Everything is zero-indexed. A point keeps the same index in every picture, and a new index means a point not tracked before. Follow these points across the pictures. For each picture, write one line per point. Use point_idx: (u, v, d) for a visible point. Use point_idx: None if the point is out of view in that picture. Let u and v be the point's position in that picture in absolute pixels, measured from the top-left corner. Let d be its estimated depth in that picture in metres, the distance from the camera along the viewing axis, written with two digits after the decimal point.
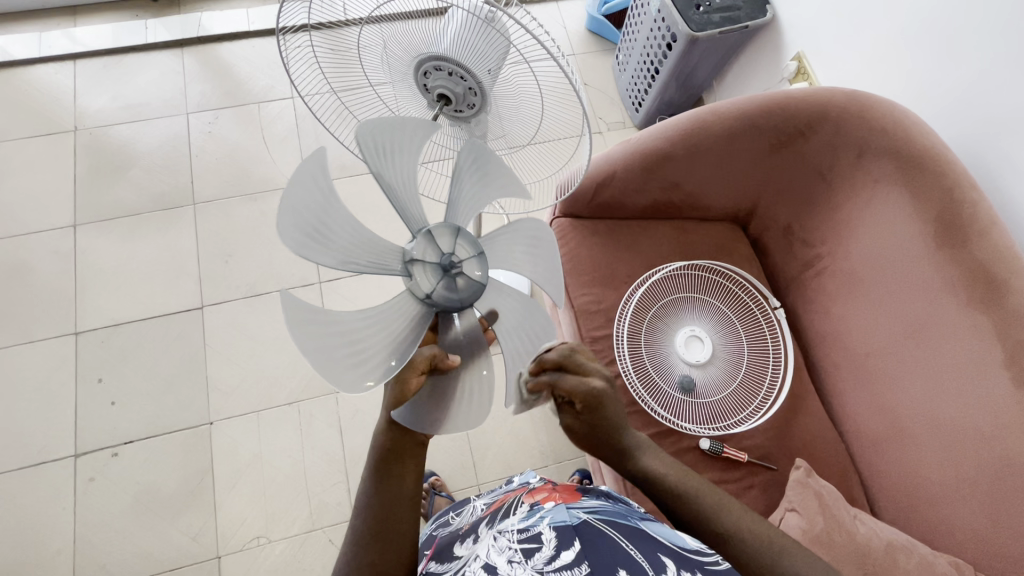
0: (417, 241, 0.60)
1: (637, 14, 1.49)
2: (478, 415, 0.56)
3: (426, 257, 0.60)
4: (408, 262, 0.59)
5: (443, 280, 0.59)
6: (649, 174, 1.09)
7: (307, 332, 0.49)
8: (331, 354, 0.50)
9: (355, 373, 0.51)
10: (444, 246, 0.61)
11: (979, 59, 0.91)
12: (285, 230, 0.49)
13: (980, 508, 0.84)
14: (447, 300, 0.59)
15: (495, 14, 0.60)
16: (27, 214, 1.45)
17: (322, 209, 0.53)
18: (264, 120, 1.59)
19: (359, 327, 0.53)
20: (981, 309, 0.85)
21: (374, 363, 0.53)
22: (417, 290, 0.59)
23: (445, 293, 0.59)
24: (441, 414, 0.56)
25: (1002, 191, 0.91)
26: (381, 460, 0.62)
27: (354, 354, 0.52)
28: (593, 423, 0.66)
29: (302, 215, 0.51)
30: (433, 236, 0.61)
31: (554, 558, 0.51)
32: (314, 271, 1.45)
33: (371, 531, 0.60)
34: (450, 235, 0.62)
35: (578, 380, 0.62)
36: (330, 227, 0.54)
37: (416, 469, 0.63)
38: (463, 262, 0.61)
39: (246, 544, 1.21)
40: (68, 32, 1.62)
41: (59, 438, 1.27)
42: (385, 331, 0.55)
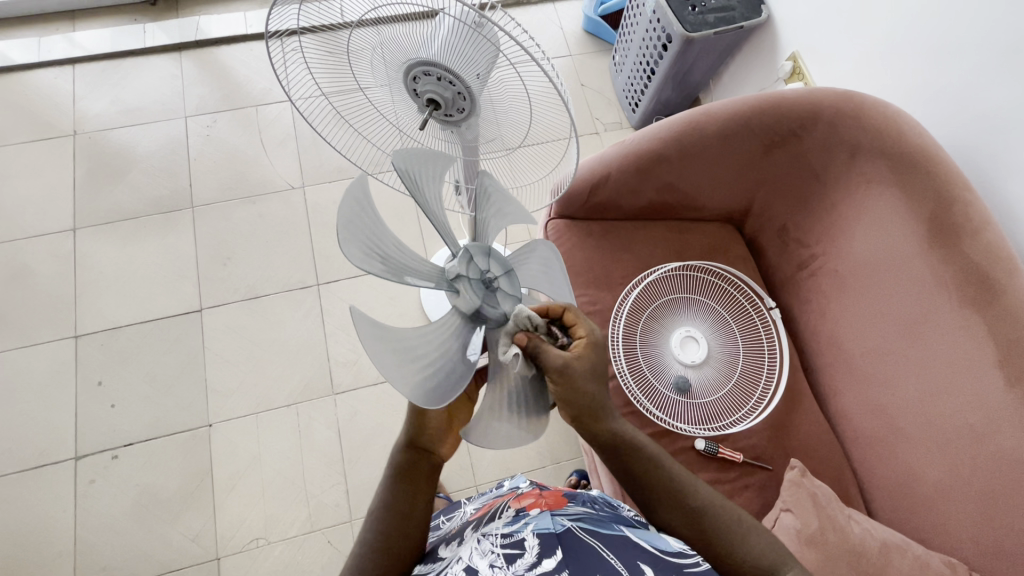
0: (458, 259, 0.62)
1: (633, 15, 1.50)
2: (529, 434, 0.61)
3: (468, 272, 0.62)
4: (450, 280, 0.61)
5: (487, 295, 0.61)
6: (642, 175, 1.09)
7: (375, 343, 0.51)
8: (398, 362, 0.52)
9: (421, 382, 0.54)
10: (482, 264, 0.63)
11: (972, 57, 0.91)
12: (343, 244, 0.52)
13: (975, 508, 0.84)
14: (496, 316, 0.61)
15: (482, 20, 0.62)
16: (27, 218, 1.46)
17: (372, 227, 0.55)
18: (261, 122, 1.60)
19: (416, 339, 0.55)
20: (975, 309, 0.85)
21: (435, 371, 0.55)
22: (464, 307, 0.61)
23: (493, 309, 0.61)
24: (495, 430, 0.59)
25: (996, 189, 0.91)
26: (396, 474, 0.65)
27: (417, 363, 0.54)
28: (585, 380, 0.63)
29: (355, 229, 0.54)
30: (471, 255, 0.63)
31: (535, 565, 0.52)
32: (312, 273, 1.46)
33: (378, 541, 0.63)
34: (484, 254, 0.64)
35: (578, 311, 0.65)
36: (381, 246, 0.56)
37: (429, 486, 0.65)
38: (498, 279, 0.63)
39: (245, 545, 1.22)
40: (67, 36, 1.63)
41: (59, 440, 1.28)
42: (443, 341, 0.58)
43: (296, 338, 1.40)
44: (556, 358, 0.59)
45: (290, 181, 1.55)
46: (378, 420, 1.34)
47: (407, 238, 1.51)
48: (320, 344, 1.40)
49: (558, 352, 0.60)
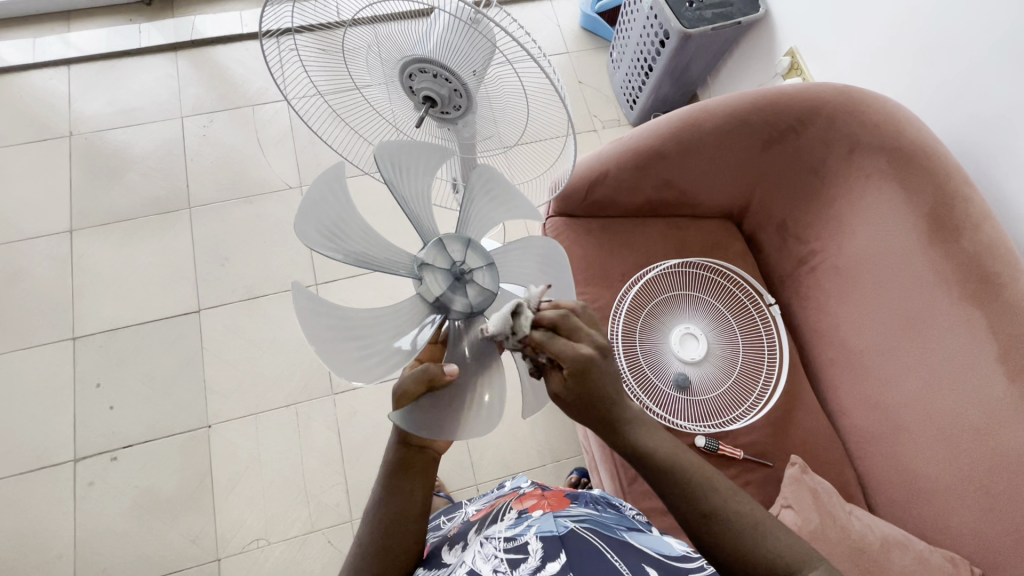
0: (428, 249, 0.61)
1: (630, 12, 1.49)
2: (486, 426, 0.57)
3: (438, 263, 0.60)
4: (419, 267, 0.60)
5: (455, 286, 0.59)
6: (640, 172, 1.08)
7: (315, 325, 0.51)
8: (339, 342, 0.51)
9: (364, 364, 0.52)
10: (456, 254, 0.61)
11: (970, 52, 0.90)
12: (300, 229, 0.53)
13: (976, 503, 0.84)
14: (464, 309, 0.59)
15: (478, 16, 0.61)
16: (24, 220, 1.46)
17: (339, 216, 0.57)
18: (258, 122, 1.60)
19: (368, 323, 0.55)
20: (974, 303, 0.85)
21: (382, 355, 0.54)
22: (429, 295, 0.59)
23: (461, 301, 0.59)
24: (448, 423, 0.56)
25: (996, 184, 0.90)
26: (392, 473, 0.63)
27: (364, 347, 0.53)
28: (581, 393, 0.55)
29: (319, 216, 0.55)
30: (445, 245, 0.62)
31: (539, 569, 0.51)
32: (310, 272, 1.46)
33: (377, 543, 0.62)
34: (461, 245, 0.62)
35: (564, 343, 0.54)
36: (346, 231, 0.57)
37: (426, 484, 0.64)
38: (474, 272, 0.61)
39: (245, 546, 1.22)
40: (63, 37, 1.63)
41: (58, 442, 1.27)
42: (396, 329, 0.56)
43: (294, 338, 1.40)
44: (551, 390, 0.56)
45: (288, 181, 1.54)
46: (378, 420, 1.33)
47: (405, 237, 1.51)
48: None
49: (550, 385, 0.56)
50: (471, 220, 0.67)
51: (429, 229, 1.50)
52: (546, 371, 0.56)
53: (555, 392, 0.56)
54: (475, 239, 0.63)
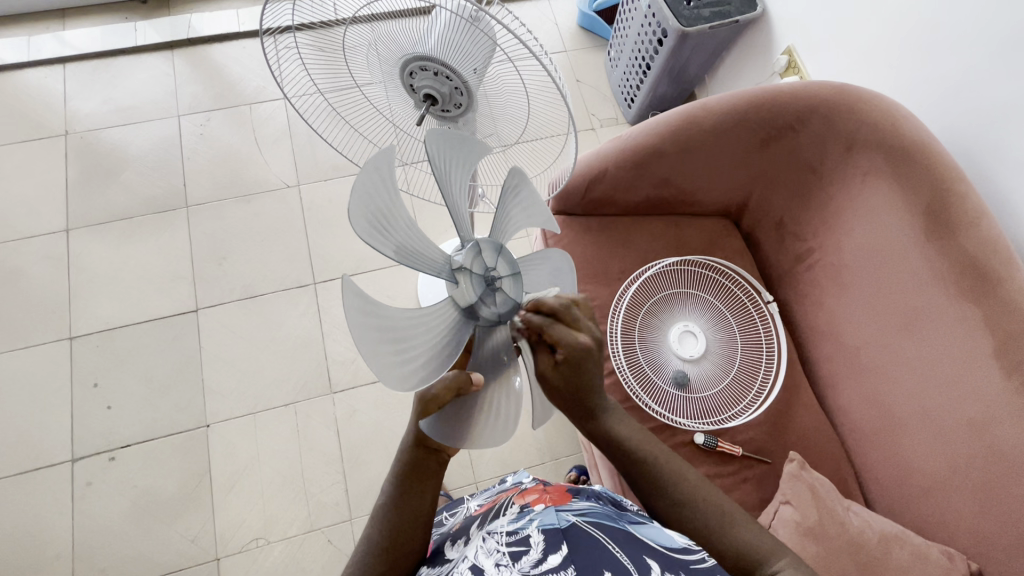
0: (466, 252, 0.60)
1: (628, 10, 1.49)
2: (504, 435, 0.56)
3: (474, 268, 0.59)
4: (455, 270, 0.59)
5: (487, 292, 0.59)
6: (639, 171, 1.09)
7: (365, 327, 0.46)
8: (379, 346, 0.47)
9: (403, 371, 0.49)
10: (489, 261, 0.61)
11: (967, 51, 0.91)
12: (354, 218, 0.47)
13: (972, 498, 0.85)
14: (492, 316, 0.59)
15: (479, 13, 0.61)
16: (19, 220, 1.45)
17: (386, 204, 0.51)
18: (255, 121, 1.59)
19: (406, 325, 0.51)
20: (971, 300, 0.85)
21: (416, 360, 0.51)
22: (462, 300, 0.58)
23: (490, 309, 0.59)
24: (467, 430, 0.56)
25: (994, 181, 0.91)
26: (403, 476, 0.62)
27: (403, 352, 0.50)
28: (573, 381, 0.61)
29: (368, 203, 0.49)
30: (481, 250, 0.61)
31: (541, 561, 0.51)
32: (309, 272, 1.46)
33: (382, 545, 0.62)
34: (494, 252, 0.62)
35: (565, 330, 0.60)
36: (392, 222, 0.52)
37: (434, 487, 0.63)
38: (503, 280, 0.62)
39: (244, 546, 1.22)
40: (57, 35, 1.62)
41: (56, 442, 1.27)
42: (433, 333, 0.54)
43: (292, 337, 1.39)
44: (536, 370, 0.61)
45: (285, 180, 1.54)
46: (377, 419, 1.34)
47: None
48: (318, 343, 1.40)
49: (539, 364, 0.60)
50: (503, 222, 0.65)
51: (427, 227, 1.49)
52: (537, 353, 0.61)
53: (542, 374, 0.60)
54: (506, 247, 0.64)
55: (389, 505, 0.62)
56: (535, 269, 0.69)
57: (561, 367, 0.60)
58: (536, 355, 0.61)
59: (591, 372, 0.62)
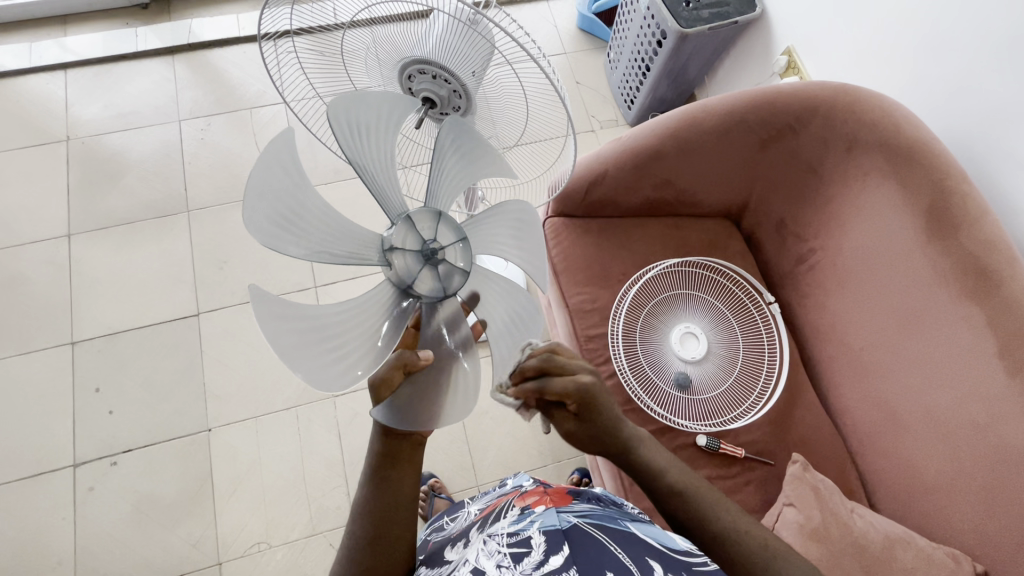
0: (395, 230, 0.59)
1: (627, 12, 1.49)
2: (466, 410, 0.58)
3: (408, 245, 0.59)
4: (389, 250, 0.58)
5: (424, 267, 0.59)
6: (639, 172, 1.09)
7: (280, 329, 0.48)
8: (299, 345, 0.49)
9: (331, 366, 0.51)
10: (426, 232, 0.60)
11: (968, 51, 0.91)
12: (252, 223, 0.48)
13: (976, 499, 0.84)
14: (432, 291, 0.60)
15: (477, 16, 0.61)
16: (21, 226, 1.45)
17: (293, 199, 0.52)
18: (256, 125, 1.59)
19: (333, 321, 0.53)
20: (973, 300, 0.85)
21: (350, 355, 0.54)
22: (398, 279, 0.59)
23: (430, 283, 0.60)
24: (425, 412, 0.56)
25: (996, 181, 0.90)
26: (379, 460, 0.62)
27: (330, 346, 0.52)
28: (590, 426, 0.64)
29: (271, 203, 0.50)
30: (409, 228, 0.60)
31: (542, 562, 0.51)
32: (310, 275, 1.45)
33: (367, 537, 0.61)
34: (420, 223, 0.60)
35: (559, 387, 0.61)
36: (301, 215, 0.53)
37: (412, 472, 0.63)
38: (446, 249, 0.61)
39: (247, 550, 1.21)
40: (59, 41, 1.62)
41: (58, 447, 1.27)
42: (366, 323, 0.56)
43: None
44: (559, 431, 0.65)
45: None
46: None
47: None
48: None
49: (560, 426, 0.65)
50: (439, 182, 0.64)
51: None
52: (553, 414, 0.64)
53: (567, 430, 0.65)
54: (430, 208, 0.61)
55: (369, 494, 0.62)
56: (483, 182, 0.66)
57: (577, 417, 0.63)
58: (554, 415, 0.64)
59: (603, 406, 0.64)
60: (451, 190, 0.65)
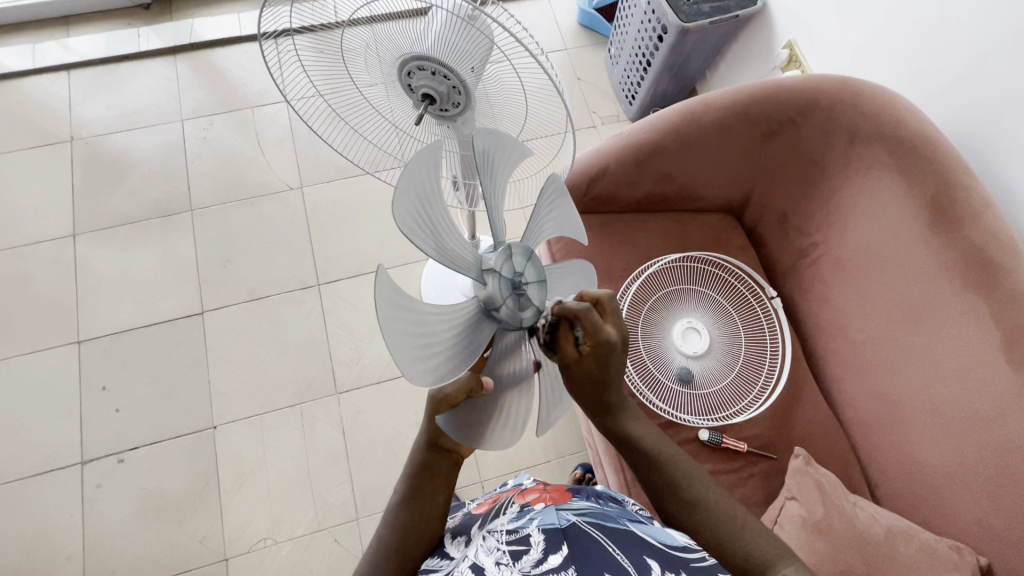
0: (497, 255, 0.59)
1: (627, 7, 1.49)
2: (511, 442, 0.60)
3: (502, 271, 0.58)
4: (484, 272, 0.58)
5: (512, 296, 0.58)
6: (641, 167, 1.09)
7: (390, 317, 0.45)
8: (403, 333, 0.46)
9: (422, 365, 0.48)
10: (519, 265, 0.60)
11: (970, 40, 0.90)
12: (396, 205, 0.47)
13: (979, 492, 0.84)
14: (512, 319, 0.58)
15: (476, 12, 0.61)
16: (27, 225, 1.46)
17: (428, 196, 0.51)
18: (258, 124, 1.60)
19: (433, 321, 0.50)
20: (977, 293, 0.85)
21: (437, 357, 0.50)
22: (487, 298, 0.57)
23: (512, 310, 0.58)
24: (481, 428, 0.58)
25: (998, 171, 0.90)
26: (415, 473, 0.64)
27: (424, 345, 0.48)
28: (595, 372, 0.58)
29: (413, 194, 0.49)
30: (511, 253, 0.60)
31: (541, 561, 0.51)
32: (312, 274, 1.46)
33: (391, 542, 0.62)
34: (525, 256, 0.61)
35: (600, 320, 0.57)
36: (430, 212, 0.52)
37: (445, 488, 0.65)
38: (531, 287, 0.60)
39: (253, 545, 1.23)
40: (62, 42, 1.63)
41: (66, 445, 1.28)
42: (454, 334, 0.52)
43: (297, 338, 1.40)
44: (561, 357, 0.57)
45: (288, 182, 1.55)
46: (381, 419, 1.34)
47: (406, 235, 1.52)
48: (321, 344, 1.40)
49: (567, 352, 0.57)
50: (532, 229, 0.63)
51: None
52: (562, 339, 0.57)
53: (566, 358, 0.57)
54: (536, 252, 0.63)
55: (399, 500, 0.64)
56: (567, 277, 0.67)
57: (587, 358, 0.57)
58: (563, 341, 0.57)
59: (613, 370, 0.59)
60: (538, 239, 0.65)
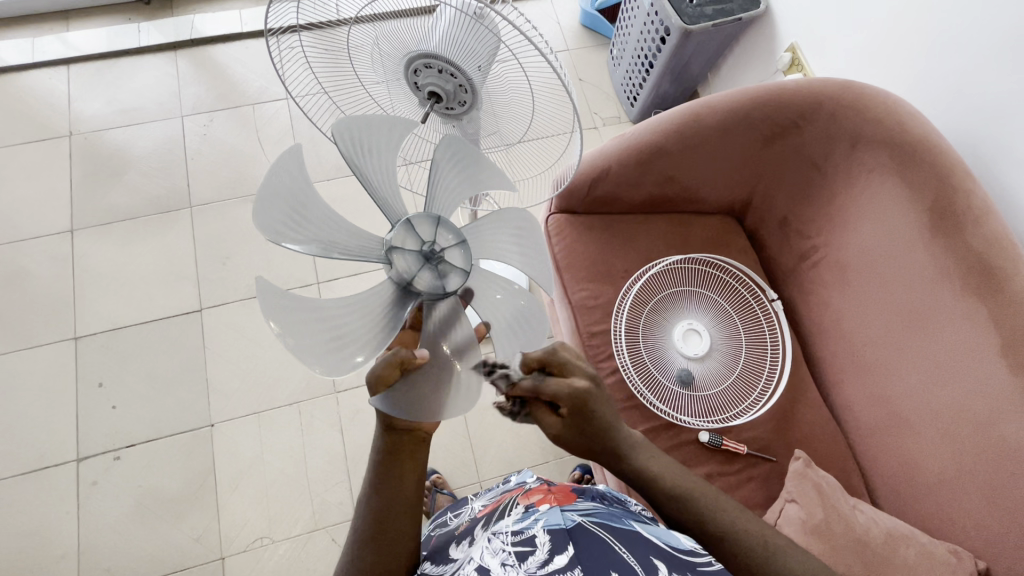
0: (398, 229, 0.59)
1: (630, 9, 1.49)
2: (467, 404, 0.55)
3: (407, 245, 0.59)
4: (389, 250, 0.58)
5: (426, 268, 0.58)
6: (642, 168, 1.09)
7: (286, 317, 0.49)
8: (307, 328, 0.50)
9: (339, 353, 0.51)
10: (425, 234, 0.60)
11: (972, 45, 0.90)
12: (260, 219, 0.50)
13: (977, 496, 0.85)
14: (432, 289, 0.58)
15: (484, 10, 0.61)
16: (24, 220, 1.45)
17: (300, 199, 0.53)
18: (258, 121, 1.59)
19: (341, 309, 0.53)
20: (977, 297, 0.85)
21: (353, 342, 0.53)
22: (399, 277, 0.58)
23: (429, 281, 0.58)
24: (427, 404, 0.55)
25: (999, 177, 0.90)
26: (381, 458, 0.62)
27: (336, 335, 0.52)
28: (582, 428, 0.63)
29: (282, 204, 0.52)
30: (413, 224, 0.60)
31: (547, 561, 0.51)
32: (311, 272, 1.45)
33: (368, 533, 0.62)
34: (431, 223, 0.60)
35: (558, 385, 0.61)
36: (309, 215, 0.54)
37: (415, 473, 0.63)
38: (446, 251, 0.60)
39: (249, 545, 1.22)
40: (61, 37, 1.62)
41: (61, 441, 1.27)
42: (368, 314, 0.55)
43: None
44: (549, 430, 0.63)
45: None
46: None
47: None
48: None
49: (551, 426, 0.62)
50: (436, 196, 0.66)
51: None
52: (543, 417, 0.63)
53: (554, 433, 0.63)
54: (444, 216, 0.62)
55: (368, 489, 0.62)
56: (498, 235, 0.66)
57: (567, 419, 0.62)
58: (544, 418, 0.62)
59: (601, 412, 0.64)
60: (447, 204, 0.67)
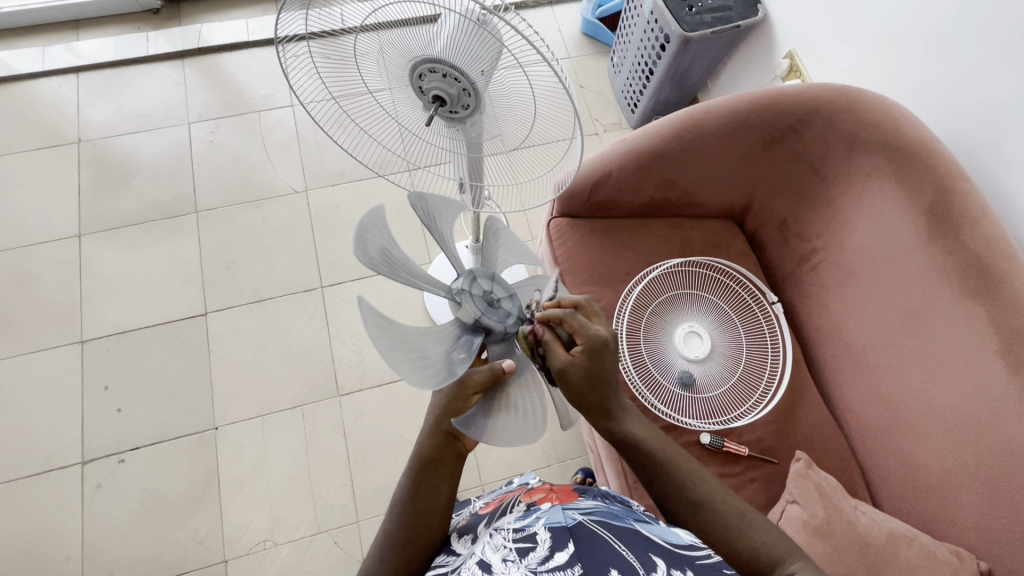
0: (463, 280, 0.68)
1: (629, 18, 1.52)
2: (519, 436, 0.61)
3: (473, 291, 0.67)
4: (456, 296, 0.67)
5: (488, 310, 0.66)
6: (644, 172, 1.10)
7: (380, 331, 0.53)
8: (397, 350, 0.54)
9: (421, 376, 0.55)
10: (486, 285, 0.69)
11: (967, 50, 0.92)
12: (357, 251, 0.59)
13: (978, 495, 0.85)
14: (495, 327, 0.65)
15: (487, 16, 0.63)
16: (33, 226, 1.47)
17: (386, 245, 0.64)
18: (263, 128, 1.61)
19: (421, 338, 0.58)
20: (975, 297, 0.86)
21: (433, 367, 0.57)
22: (466, 319, 0.65)
23: (493, 319, 0.66)
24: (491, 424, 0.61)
25: (996, 180, 0.91)
26: (420, 465, 0.65)
27: (418, 360, 0.56)
28: (593, 373, 0.65)
29: (372, 247, 0.61)
30: (475, 277, 0.69)
31: (547, 558, 0.52)
32: (316, 277, 1.47)
33: (396, 538, 0.63)
34: (489, 279, 0.69)
35: (585, 320, 0.64)
36: (394, 258, 0.64)
37: (449, 484, 0.65)
38: (502, 300, 0.68)
39: (253, 547, 1.22)
40: (70, 46, 1.65)
41: (67, 445, 1.28)
42: (443, 348, 0.60)
43: (300, 340, 1.41)
44: (558, 362, 0.64)
45: (293, 186, 1.56)
46: (383, 421, 1.34)
47: (409, 238, 1.54)
48: (323, 345, 1.41)
49: (560, 356, 0.63)
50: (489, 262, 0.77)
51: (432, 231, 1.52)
52: (554, 346, 0.64)
53: (562, 363, 0.64)
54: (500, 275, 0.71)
55: (404, 496, 0.64)
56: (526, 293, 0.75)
57: (581, 358, 0.64)
58: (555, 348, 0.64)
59: (608, 367, 0.65)
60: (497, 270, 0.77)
